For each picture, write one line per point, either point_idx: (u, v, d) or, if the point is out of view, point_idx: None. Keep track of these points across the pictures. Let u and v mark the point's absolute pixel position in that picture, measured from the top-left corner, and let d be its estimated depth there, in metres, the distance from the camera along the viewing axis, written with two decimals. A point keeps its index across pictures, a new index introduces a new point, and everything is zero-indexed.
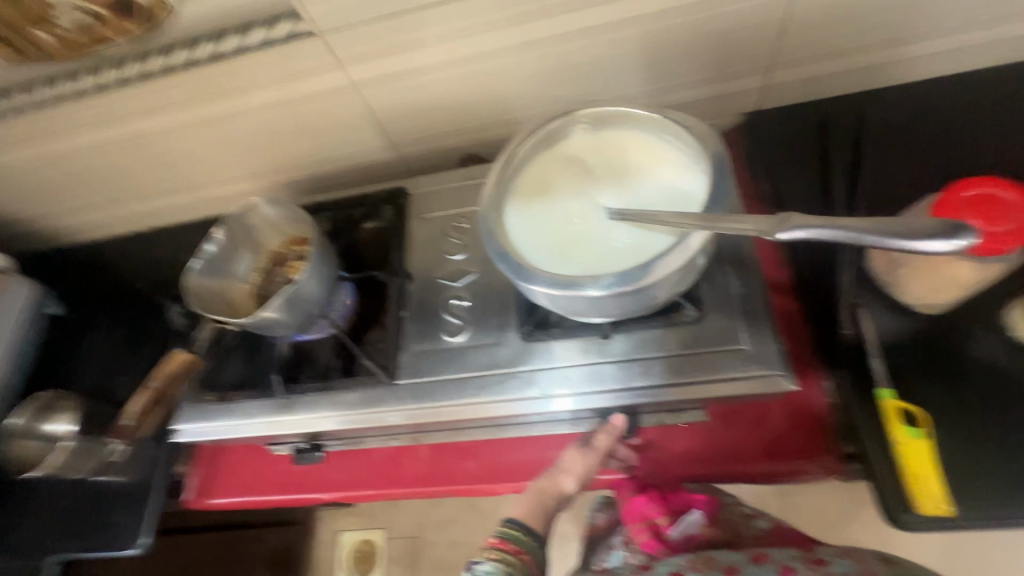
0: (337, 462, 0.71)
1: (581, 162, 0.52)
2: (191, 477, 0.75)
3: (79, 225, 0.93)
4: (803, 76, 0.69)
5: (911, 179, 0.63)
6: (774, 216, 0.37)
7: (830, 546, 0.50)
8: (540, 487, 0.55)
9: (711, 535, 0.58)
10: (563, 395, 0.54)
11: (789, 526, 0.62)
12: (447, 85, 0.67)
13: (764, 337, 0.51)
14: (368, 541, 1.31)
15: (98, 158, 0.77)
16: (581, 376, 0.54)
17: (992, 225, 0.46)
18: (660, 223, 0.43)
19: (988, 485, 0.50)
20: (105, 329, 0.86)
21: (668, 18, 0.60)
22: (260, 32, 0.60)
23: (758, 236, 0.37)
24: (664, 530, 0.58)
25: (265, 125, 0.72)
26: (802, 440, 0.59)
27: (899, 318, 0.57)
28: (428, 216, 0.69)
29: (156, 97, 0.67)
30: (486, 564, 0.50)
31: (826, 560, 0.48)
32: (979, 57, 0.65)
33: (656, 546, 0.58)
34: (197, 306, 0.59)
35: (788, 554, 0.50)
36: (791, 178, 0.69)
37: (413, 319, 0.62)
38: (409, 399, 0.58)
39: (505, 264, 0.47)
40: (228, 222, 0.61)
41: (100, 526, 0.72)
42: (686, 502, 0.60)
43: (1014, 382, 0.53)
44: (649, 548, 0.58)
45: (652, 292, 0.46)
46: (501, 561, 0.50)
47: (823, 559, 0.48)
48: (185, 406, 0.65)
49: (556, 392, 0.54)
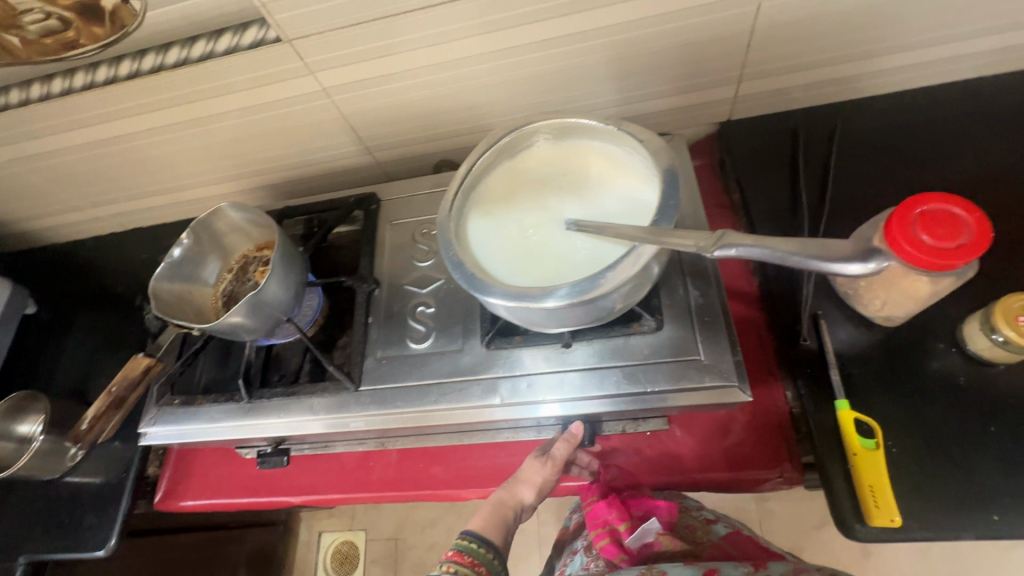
0: (306, 466, 0.71)
1: (542, 172, 0.53)
2: (163, 478, 0.75)
3: (57, 226, 0.93)
4: (774, 87, 0.69)
5: (872, 191, 0.65)
6: (712, 232, 0.38)
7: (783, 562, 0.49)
8: (499, 497, 0.55)
9: (668, 545, 0.56)
10: (546, 402, 0.54)
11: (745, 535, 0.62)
12: (419, 92, 0.67)
13: (721, 348, 0.52)
14: (349, 542, 1.33)
15: (72, 159, 0.77)
16: (564, 382, 0.54)
17: (943, 241, 0.46)
18: (612, 235, 0.43)
19: (941, 499, 0.50)
20: (81, 330, 0.86)
21: (635, 29, 0.60)
22: (229, 38, 0.59)
23: (699, 253, 0.38)
24: (623, 536, 0.56)
25: (238, 129, 0.72)
26: (764, 451, 0.59)
27: (857, 330, 0.58)
28: (398, 222, 0.69)
29: (127, 101, 0.67)
30: None
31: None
32: (945, 72, 0.66)
33: (616, 553, 0.55)
34: (161, 311, 0.59)
35: (739, 570, 0.48)
36: (760, 188, 0.69)
37: (379, 326, 0.63)
38: (372, 405, 0.58)
39: (461, 273, 0.47)
40: (194, 227, 0.61)
41: (69, 528, 0.72)
42: (646, 509, 0.59)
43: (969, 396, 0.53)
44: (609, 555, 0.55)
45: (607, 303, 0.45)
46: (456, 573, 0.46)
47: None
48: (151, 408, 0.64)
49: (547, 398, 0.54)
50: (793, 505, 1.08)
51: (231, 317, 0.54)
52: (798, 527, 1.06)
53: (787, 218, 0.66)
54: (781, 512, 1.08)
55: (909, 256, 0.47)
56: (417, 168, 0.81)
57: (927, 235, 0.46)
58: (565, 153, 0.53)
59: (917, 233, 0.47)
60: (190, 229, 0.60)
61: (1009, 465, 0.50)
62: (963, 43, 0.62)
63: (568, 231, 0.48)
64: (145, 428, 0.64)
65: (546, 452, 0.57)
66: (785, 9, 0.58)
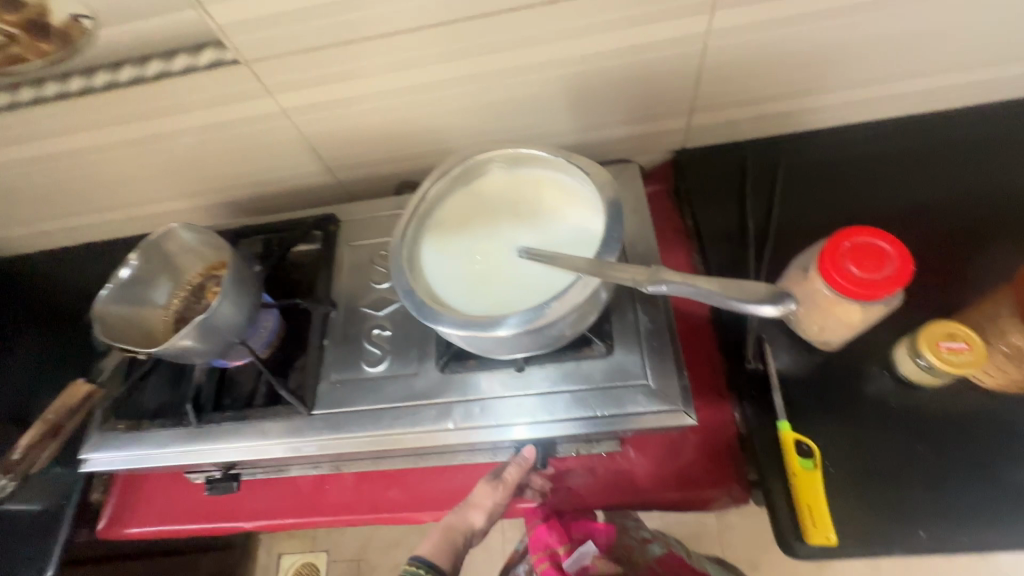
0: (258, 490, 0.69)
1: (496, 199, 0.54)
2: (107, 504, 0.73)
3: (2, 239, 0.89)
4: (723, 119, 0.72)
5: (813, 221, 0.68)
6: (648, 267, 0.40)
7: None
8: (450, 523, 0.56)
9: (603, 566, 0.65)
10: (513, 424, 0.54)
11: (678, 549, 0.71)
12: (379, 115, 0.68)
13: (668, 374, 0.53)
14: (310, 564, 1.30)
15: (19, 174, 0.75)
16: (535, 405, 0.55)
17: (871, 272, 0.49)
18: (558, 266, 0.44)
19: (875, 516, 0.53)
20: (23, 349, 0.83)
21: (590, 62, 0.62)
22: (184, 58, 0.59)
23: (635, 286, 0.40)
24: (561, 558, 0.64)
25: (194, 147, 0.71)
26: (713, 471, 0.61)
27: (798, 355, 0.61)
28: (357, 244, 0.69)
29: (78, 117, 0.65)
30: None
31: None
32: (878, 110, 0.71)
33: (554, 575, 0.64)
34: (107, 335, 0.58)
35: None
36: (711, 214, 0.72)
37: (334, 348, 0.62)
38: (325, 430, 0.58)
39: (411, 301, 0.47)
40: (144, 248, 0.60)
41: (1, 559, 0.68)
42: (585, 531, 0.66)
43: (901, 416, 0.56)
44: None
45: (554, 331, 0.47)
46: None
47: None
48: (93, 434, 0.62)
49: (515, 421, 0.54)
50: (751, 519, 1.11)
51: (180, 340, 0.53)
52: (755, 540, 1.09)
53: (735, 245, 0.69)
54: (739, 525, 1.11)
55: (839, 286, 0.50)
56: (380, 188, 0.81)
57: (856, 267, 0.49)
58: (519, 181, 0.54)
59: (845, 264, 0.50)
60: (139, 249, 0.59)
61: (934, 483, 0.53)
62: (893, 84, 0.67)
63: (518, 258, 0.49)
64: (87, 454, 0.61)
65: (497, 476, 0.58)
66: (731, 48, 0.61)
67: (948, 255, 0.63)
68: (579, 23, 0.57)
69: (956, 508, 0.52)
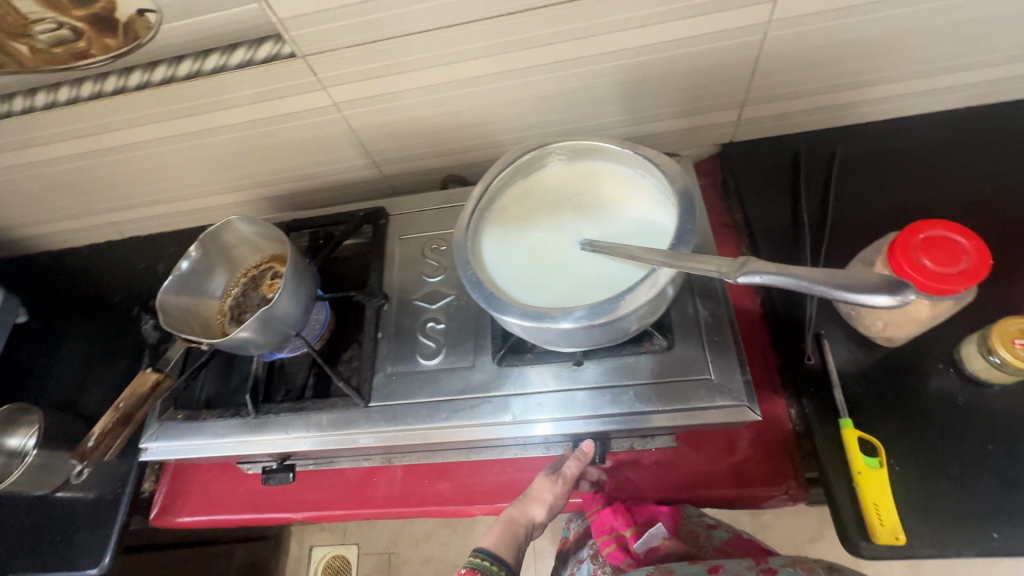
0: (309, 481, 0.70)
1: (558, 194, 0.53)
2: (158, 493, 0.74)
3: (52, 233, 0.91)
4: (776, 112, 0.71)
5: (870, 215, 0.67)
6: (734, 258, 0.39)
7: (780, 555, 0.51)
8: (510, 515, 0.57)
9: (675, 547, 0.57)
10: (537, 420, 0.54)
11: (749, 538, 0.62)
12: (429, 109, 0.68)
13: (732, 369, 0.53)
14: (341, 557, 1.31)
15: (74, 168, 0.76)
16: (589, 400, 0.54)
17: (944, 267, 0.48)
18: (630, 258, 0.44)
19: (944, 516, 0.52)
20: (74, 341, 0.84)
21: (645, 54, 0.61)
22: (243, 52, 0.59)
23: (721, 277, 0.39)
24: (629, 542, 0.58)
25: (245, 141, 0.72)
26: (769, 469, 0.60)
27: (857, 349, 0.60)
28: (407, 237, 0.69)
29: (135, 111, 0.66)
30: None
31: (775, 569, 0.48)
32: (937, 101, 0.69)
33: (622, 558, 0.57)
34: (168, 324, 0.58)
35: (743, 566, 0.50)
36: (763, 208, 0.71)
37: (388, 341, 0.62)
38: (382, 422, 0.58)
39: (479, 292, 0.47)
40: (204, 240, 0.60)
41: (60, 547, 0.70)
42: (651, 515, 0.60)
43: (968, 415, 0.55)
44: (615, 561, 0.57)
45: (623, 325, 0.46)
46: None
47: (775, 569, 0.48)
48: (152, 423, 0.63)
49: (531, 420, 0.54)
50: (788, 519, 1.09)
51: (240, 332, 0.53)
52: (793, 540, 1.07)
53: (788, 239, 0.68)
54: (776, 525, 1.09)
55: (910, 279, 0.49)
56: (424, 182, 0.82)
57: (930, 260, 0.48)
58: (580, 176, 0.54)
59: (919, 258, 0.49)
60: (199, 241, 0.60)
61: (1007, 483, 0.52)
62: (956, 75, 0.65)
63: (584, 252, 0.49)
64: (147, 443, 0.62)
65: (557, 471, 0.58)
66: (790, 39, 0.60)
67: (1018, 250, 0.61)
68: (638, 13, 0.56)
69: None
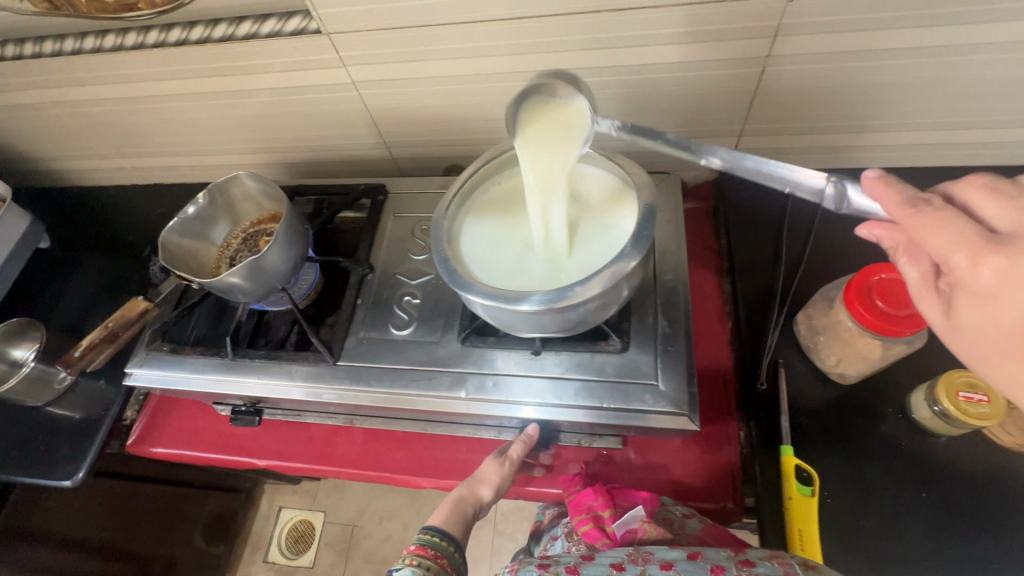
0: (275, 432, 0.74)
1: (549, 139, 0.49)
2: (137, 423, 0.79)
3: (84, 170, 0.97)
4: (772, 145, 0.73)
5: (847, 259, 0.68)
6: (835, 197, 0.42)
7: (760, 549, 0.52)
8: (460, 495, 0.61)
9: (653, 531, 0.56)
10: (523, 403, 0.57)
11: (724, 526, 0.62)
12: (440, 98, 0.72)
13: (679, 379, 0.55)
14: (307, 522, 1.35)
15: (111, 112, 0.82)
16: (544, 386, 0.57)
17: (895, 309, 0.52)
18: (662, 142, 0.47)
19: (865, 553, 0.53)
20: (88, 272, 0.90)
21: (646, 72, 0.64)
22: (273, 23, 0.64)
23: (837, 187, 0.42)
24: (606, 521, 0.57)
25: (268, 106, 0.77)
26: (710, 485, 0.62)
27: (810, 383, 0.62)
28: (402, 216, 0.73)
29: (172, 66, 0.71)
30: (404, 570, 0.52)
31: (752, 561, 0.50)
32: (925, 158, 0.71)
33: (599, 536, 0.56)
34: (169, 261, 0.63)
35: (720, 554, 0.51)
36: (748, 236, 0.72)
37: (366, 309, 0.66)
38: (345, 380, 0.61)
39: (445, 268, 0.49)
40: (212, 192, 0.65)
41: (41, 456, 0.74)
42: (633, 500, 0.59)
43: (907, 461, 0.56)
44: (590, 540, 0.57)
45: (575, 316, 0.48)
46: (419, 565, 0.52)
47: (751, 561, 0.50)
48: (141, 351, 0.67)
49: (524, 400, 0.56)
50: None
51: (229, 277, 0.57)
52: None
53: (768, 276, 0.69)
54: None
55: (863, 317, 0.53)
56: (430, 168, 0.86)
57: (882, 303, 0.52)
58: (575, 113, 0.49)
59: (872, 298, 0.53)
60: (207, 191, 0.65)
61: (936, 530, 0.53)
62: (949, 132, 0.67)
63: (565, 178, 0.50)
64: (133, 368, 0.67)
65: (503, 454, 0.62)
66: (792, 75, 0.62)
67: None
68: (639, 33, 0.59)
69: (959, 560, 0.51)
